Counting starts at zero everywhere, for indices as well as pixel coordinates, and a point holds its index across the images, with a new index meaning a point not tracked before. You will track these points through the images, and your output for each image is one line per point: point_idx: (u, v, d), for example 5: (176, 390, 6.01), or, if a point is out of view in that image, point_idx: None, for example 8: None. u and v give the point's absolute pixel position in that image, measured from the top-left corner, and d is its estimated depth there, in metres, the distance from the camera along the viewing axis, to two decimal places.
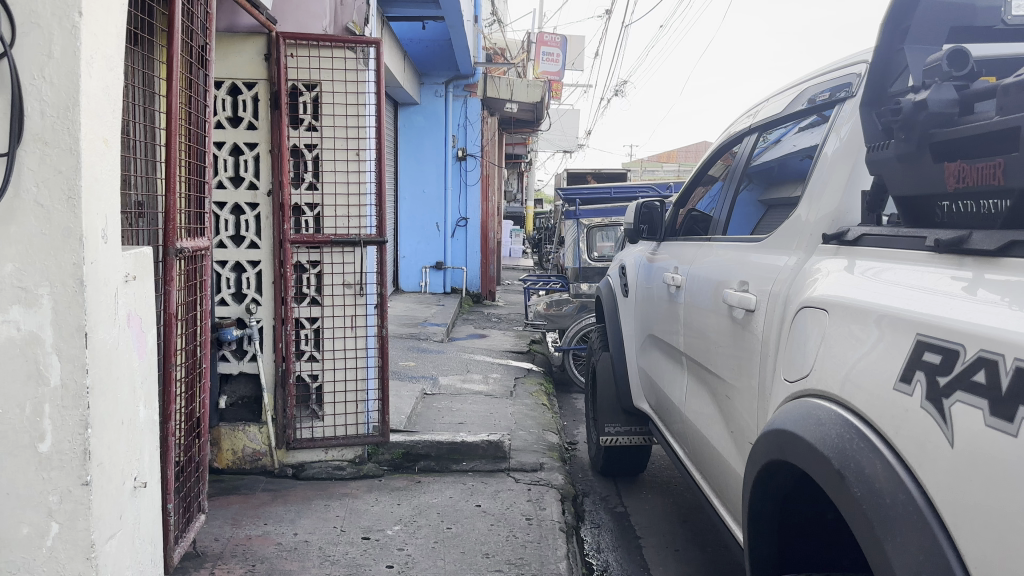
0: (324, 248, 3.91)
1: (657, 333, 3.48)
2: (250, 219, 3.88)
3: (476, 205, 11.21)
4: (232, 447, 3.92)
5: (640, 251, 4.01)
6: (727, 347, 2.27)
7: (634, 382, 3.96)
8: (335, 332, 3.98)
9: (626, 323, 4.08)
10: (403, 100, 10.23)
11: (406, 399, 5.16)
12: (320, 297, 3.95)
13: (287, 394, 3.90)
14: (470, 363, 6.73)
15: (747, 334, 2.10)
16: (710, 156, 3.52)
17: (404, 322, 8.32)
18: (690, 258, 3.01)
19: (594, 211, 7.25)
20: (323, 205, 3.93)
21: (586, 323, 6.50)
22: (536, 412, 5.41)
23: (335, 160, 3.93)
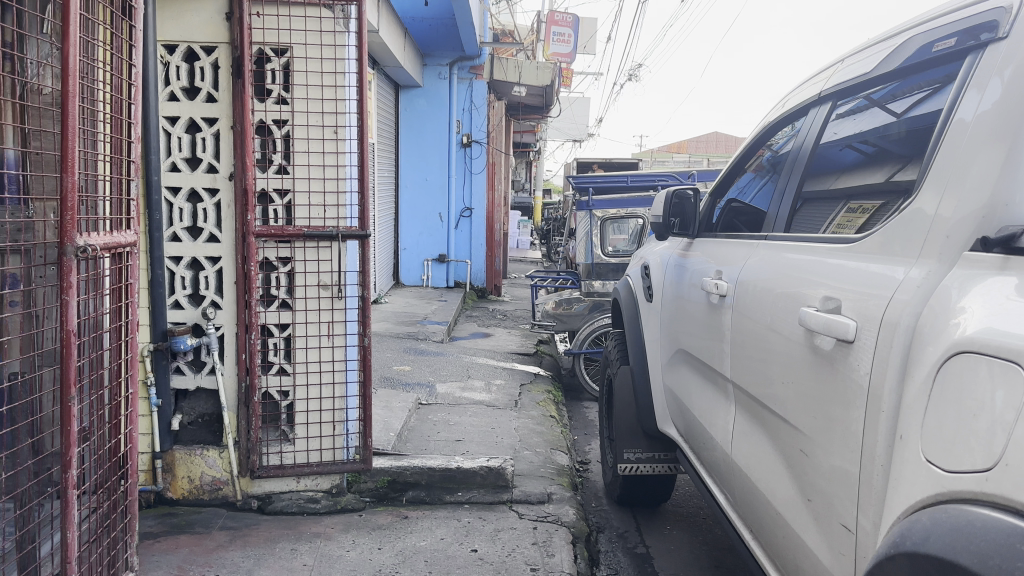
0: (296, 243, 3.32)
1: (689, 348, 2.88)
2: (208, 207, 3.31)
3: (481, 194, 10.34)
4: (188, 474, 3.38)
5: (667, 248, 3.43)
6: (805, 379, 1.70)
7: (658, 401, 3.38)
8: (309, 339, 3.38)
9: (648, 331, 3.49)
10: (403, 82, 9.64)
11: (397, 411, 4.58)
12: (291, 299, 3.35)
13: (251, 414, 3.32)
14: (471, 367, 6.15)
15: (840, 375, 1.52)
16: (754, 138, 2.96)
17: (402, 319, 7.74)
18: (736, 259, 2.42)
19: (609, 201, 6.49)
20: (295, 191, 3.33)
21: (598, 324, 5.93)
22: (544, 426, 4.82)
23: (310, 138, 3.33)
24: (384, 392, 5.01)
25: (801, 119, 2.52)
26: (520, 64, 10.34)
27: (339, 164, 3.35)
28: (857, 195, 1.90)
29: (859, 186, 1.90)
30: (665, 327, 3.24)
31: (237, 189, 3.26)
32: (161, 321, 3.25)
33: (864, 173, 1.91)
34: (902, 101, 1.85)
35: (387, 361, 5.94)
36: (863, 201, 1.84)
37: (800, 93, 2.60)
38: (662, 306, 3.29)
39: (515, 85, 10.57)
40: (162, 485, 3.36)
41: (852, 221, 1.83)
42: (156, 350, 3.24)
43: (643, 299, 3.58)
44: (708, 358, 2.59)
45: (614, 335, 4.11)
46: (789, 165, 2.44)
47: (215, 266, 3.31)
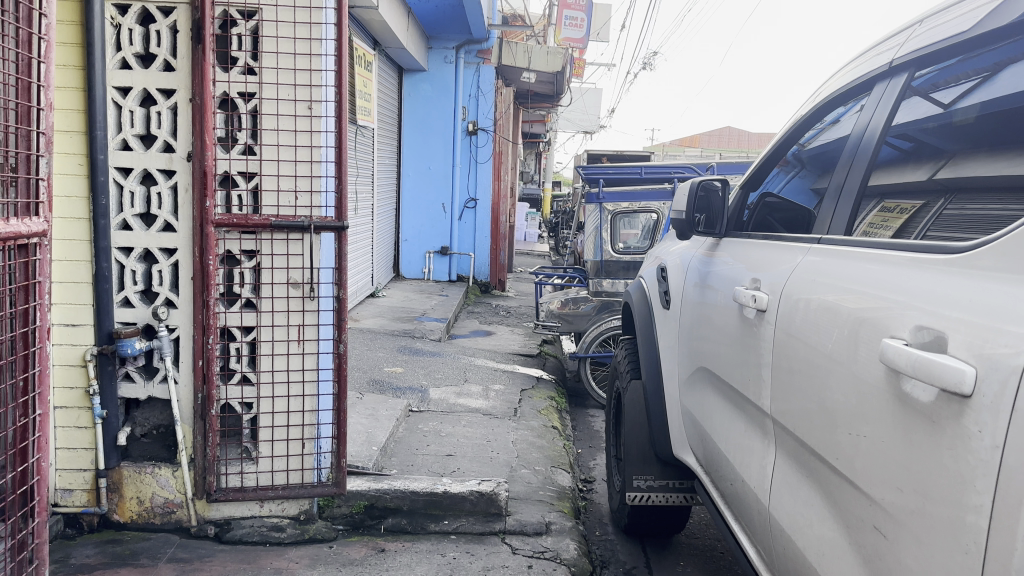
0: (263, 234, 2.90)
1: (714, 370, 2.45)
2: (163, 191, 2.89)
3: (486, 184, 9.88)
4: (137, 495, 2.98)
5: (688, 248, 2.99)
6: (892, 435, 1.27)
7: (674, 424, 2.95)
8: (277, 345, 2.96)
9: (663, 343, 3.06)
10: (407, 65, 9.20)
11: (383, 420, 4.15)
12: (258, 298, 2.94)
13: (208, 429, 2.91)
14: (469, 369, 5.72)
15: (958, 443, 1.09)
16: (793, 124, 2.53)
17: (398, 315, 7.30)
18: (777, 265, 2.00)
19: (620, 193, 5.93)
20: (262, 173, 2.91)
21: (607, 327, 5.56)
22: (545, 439, 4.40)
23: (280, 115, 2.91)
24: (371, 397, 4.59)
25: (861, 96, 2.09)
26: (529, 48, 9.84)
27: (313, 144, 2.93)
28: (891, 192, 1.78)
29: (892, 183, 1.78)
30: (684, 340, 2.81)
31: (195, 172, 2.85)
32: (108, 322, 2.85)
33: (896, 170, 1.80)
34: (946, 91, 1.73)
35: (378, 362, 5.51)
36: (895, 200, 1.74)
37: (856, 68, 2.17)
38: (681, 316, 2.86)
39: (525, 70, 10.06)
40: (107, 506, 2.96)
41: (888, 222, 1.70)
42: (101, 354, 2.84)
43: (658, 305, 3.15)
44: (738, 385, 2.16)
45: (624, 342, 3.67)
46: (844, 156, 2.01)
47: (171, 260, 2.90)
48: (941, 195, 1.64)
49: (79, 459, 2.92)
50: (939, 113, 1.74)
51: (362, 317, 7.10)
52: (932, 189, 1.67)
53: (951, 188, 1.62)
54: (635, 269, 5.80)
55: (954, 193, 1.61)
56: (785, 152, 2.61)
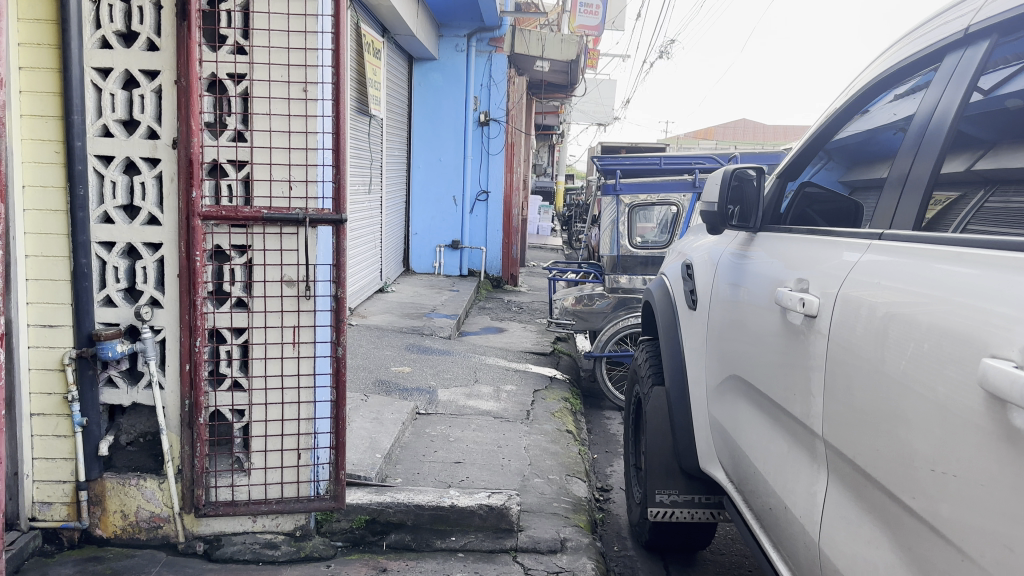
0: (254, 228, 2.67)
1: (749, 378, 2.20)
2: (147, 181, 2.67)
3: (498, 176, 9.62)
4: (121, 508, 2.77)
5: (717, 244, 2.74)
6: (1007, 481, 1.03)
7: (701, 434, 2.70)
8: (270, 348, 2.74)
9: (689, 346, 2.82)
10: (417, 53, 8.95)
11: (388, 425, 3.92)
12: (250, 297, 2.72)
13: (196, 438, 2.70)
14: (480, 369, 5.48)
15: None
16: (837, 110, 2.27)
17: (407, 312, 7.07)
18: (826, 264, 1.76)
19: (638, 184, 5.61)
20: (253, 162, 2.69)
21: (624, 325, 5.33)
22: (559, 444, 4.16)
23: (273, 98, 2.68)
24: (376, 399, 4.36)
25: (923, 72, 1.83)
26: (542, 35, 9.36)
27: (309, 129, 2.70)
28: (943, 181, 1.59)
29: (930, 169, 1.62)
30: (713, 344, 2.56)
31: (181, 160, 2.62)
32: (88, 322, 2.64)
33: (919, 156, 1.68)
34: (988, 75, 1.56)
35: (385, 361, 5.28)
36: (929, 192, 1.60)
37: (913, 42, 1.91)
38: (710, 317, 2.61)
39: (538, 60, 9.72)
40: (88, 520, 2.75)
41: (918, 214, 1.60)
42: (80, 358, 2.63)
43: (684, 305, 2.90)
44: (778, 397, 1.92)
45: (644, 343, 3.42)
46: (907, 143, 1.76)
47: (156, 256, 2.69)
48: (981, 187, 1.51)
49: (58, 470, 2.71)
50: (978, 101, 1.57)
51: (370, 313, 6.86)
52: (981, 180, 1.51)
53: (992, 179, 1.49)
54: (653, 264, 5.55)
55: (995, 184, 1.48)
56: (826, 140, 2.36)
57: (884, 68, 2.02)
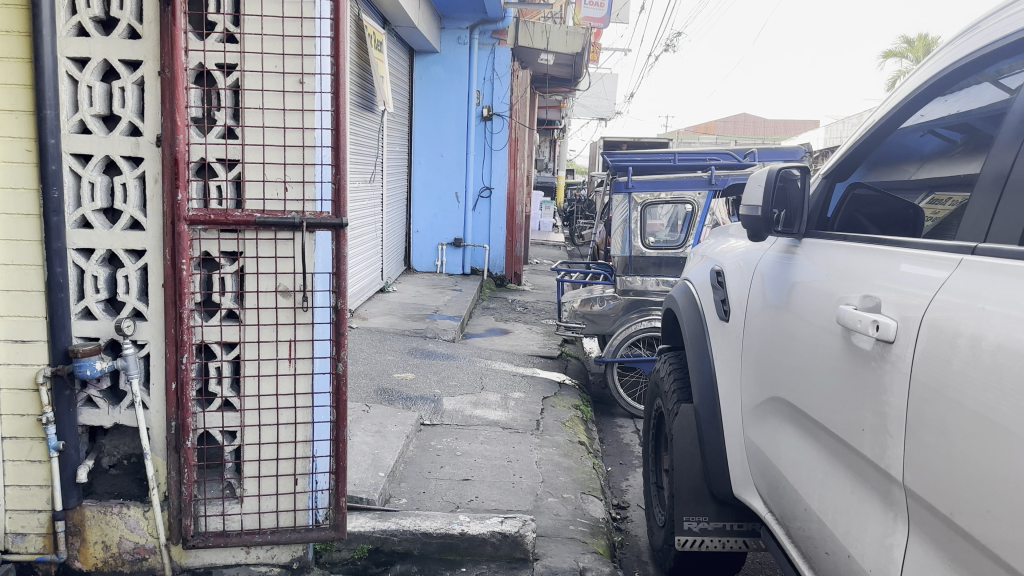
0: (246, 233, 2.44)
1: (798, 402, 1.97)
2: (128, 182, 2.44)
3: (501, 172, 9.41)
4: (102, 539, 2.54)
5: (753, 250, 2.51)
6: None
7: (735, 458, 2.48)
8: (263, 364, 2.51)
9: (720, 361, 2.58)
10: (418, 45, 8.70)
11: (392, 439, 3.69)
12: (241, 309, 2.48)
13: (183, 464, 2.47)
14: (486, 374, 5.25)
15: None
16: (888, 112, 2.05)
17: (408, 313, 6.83)
18: (900, 282, 1.53)
19: (652, 182, 5.38)
20: (245, 161, 2.45)
21: (636, 330, 5.13)
22: (572, 457, 3.93)
23: (266, 91, 2.44)
24: (379, 410, 4.13)
25: (995, 64, 1.66)
26: (548, 28, 9.09)
27: (306, 125, 2.47)
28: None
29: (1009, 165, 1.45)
30: (751, 361, 2.33)
31: (165, 159, 2.38)
32: (65, 336, 2.41)
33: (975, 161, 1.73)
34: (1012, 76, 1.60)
35: (387, 367, 5.05)
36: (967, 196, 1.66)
37: (977, 34, 1.70)
38: (747, 330, 2.37)
39: (542, 53, 9.47)
40: (66, 552, 2.53)
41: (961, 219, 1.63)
42: (55, 376, 2.40)
43: (713, 315, 2.67)
44: (840, 430, 1.68)
45: (665, 353, 3.19)
46: (1004, 139, 1.53)
47: (139, 264, 2.46)
48: None
49: (33, 498, 2.49)
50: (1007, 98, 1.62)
51: (370, 315, 6.62)
52: None
53: None
54: (666, 264, 5.32)
55: None
56: (880, 142, 2.13)
57: (950, 61, 1.79)
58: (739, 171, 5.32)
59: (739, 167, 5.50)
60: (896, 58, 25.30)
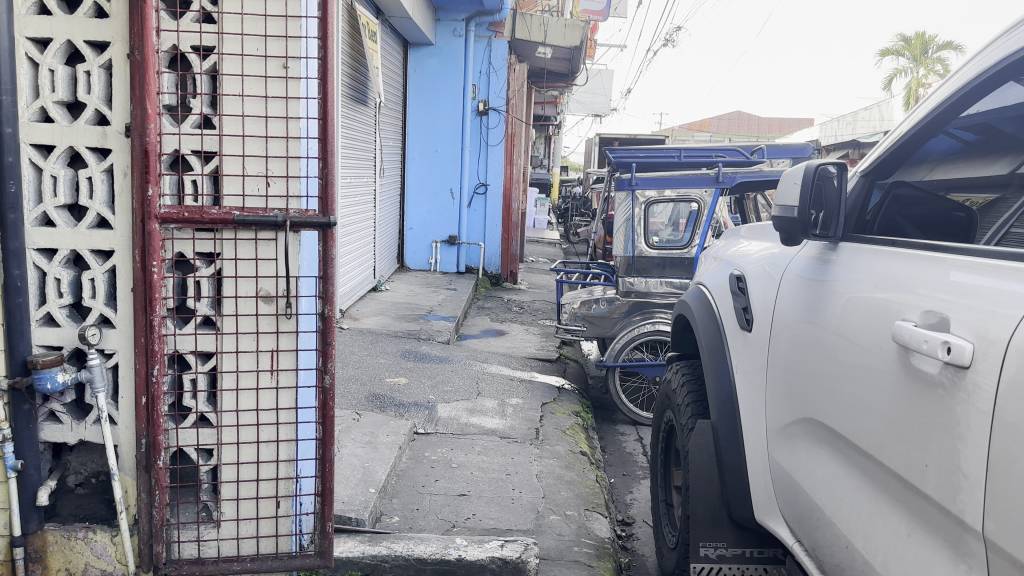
0: (224, 232, 2.22)
1: (837, 427, 1.76)
2: (95, 176, 2.22)
3: (497, 168, 9.17)
4: (66, 566, 2.33)
5: (780, 255, 2.31)
6: None
7: (757, 481, 2.27)
8: (242, 377, 2.30)
9: (741, 375, 2.38)
10: (412, 37, 8.47)
11: (384, 450, 3.47)
12: (218, 316, 2.27)
13: (154, 485, 2.25)
14: (483, 379, 5.04)
15: None
16: (906, 131, 1.94)
17: (401, 313, 6.60)
18: (971, 299, 1.33)
19: (656, 178, 5.19)
20: (223, 153, 2.23)
21: (639, 333, 4.91)
22: (574, 469, 3.72)
23: (246, 76, 2.22)
24: (370, 418, 3.91)
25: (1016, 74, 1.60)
26: (546, 20, 8.80)
27: (290, 114, 2.25)
28: None
29: None
30: (778, 377, 2.13)
31: (134, 150, 2.16)
32: (24, 346, 2.19)
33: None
34: None
35: (379, 371, 4.83)
36: None
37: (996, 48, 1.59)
38: (774, 343, 2.17)
39: (539, 46, 9.24)
40: None
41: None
42: (13, 389, 2.18)
43: (734, 326, 2.47)
44: (896, 463, 1.48)
45: (677, 363, 2.99)
46: None
47: (106, 265, 2.24)
48: None
49: None
50: None
51: (362, 315, 6.40)
52: None
53: None
54: (670, 265, 5.11)
55: None
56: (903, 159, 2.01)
57: (969, 77, 1.67)
58: (746, 168, 5.13)
59: (746, 164, 5.29)
60: (893, 56, 25.10)
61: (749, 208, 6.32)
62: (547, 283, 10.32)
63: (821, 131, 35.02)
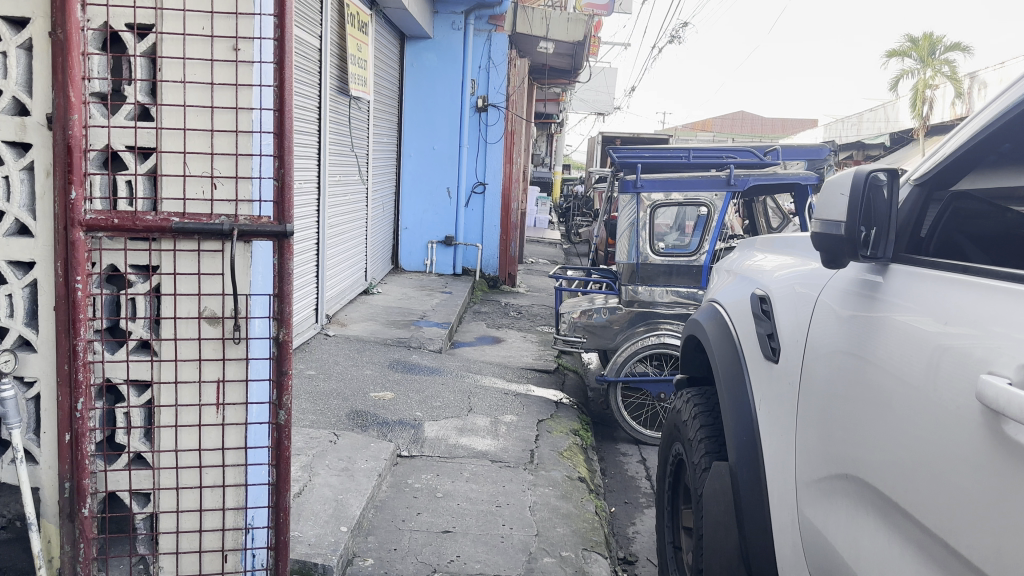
0: (162, 243, 1.90)
1: (890, 494, 1.44)
2: (11, 175, 1.88)
3: (496, 167, 8.83)
4: None
5: (813, 275, 1.98)
6: None
7: (781, 538, 1.94)
8: (185, 410, 1.98)
9: (765, 412, 2.06)
10: (409, 30, 8.15)
11: (361, 479, 3.14)
12: (156, 339, 1.95)
13: (79, 538, 1.92)
14: (476, 392, 4.71)
15: None
16: (959, 146, 1.63)
17: (392, 319, 6.27)
18: None
19: (663, 181, 4.78)
20: (161, 150, 1.90)
21: (642, 346, 4.58)
22: (572, 499, 3.40)
23: (188, 59, 1.88)
24: (349, 439, 3.58)
25: None
26: (547, 14, 8.49)
27: (240, 105, 1.92)
28: None
29: None
30: (816, 420, 1.80)
31: (57, 146, 1.82)
32: None
33: None
34: None
35: (364, 384, 4.51)
36: None
37: None
38: (808, 379, 1.85)
39: (541, 41, 8.91)
40: None
41: None
42: None
43: (758, 354, 2.15)
44: (986, 560, 1.15)
45: (688, 390, 2.66)
46: None
47: (26, 280, 1.89)
48: None
49: None
50: None
51: (351, 320, 6.07)
52: None
53: None
54: (677, 273, 4.78)
55: None
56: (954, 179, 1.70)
57: None
58: (760, 171, 4.79)
59: (759, 167, 4.96)
60: (900, 57, 24.74)
61: (758, 212, 6.00)
62: (547, 286, 9.99)
63: (826, 131, 34.69)
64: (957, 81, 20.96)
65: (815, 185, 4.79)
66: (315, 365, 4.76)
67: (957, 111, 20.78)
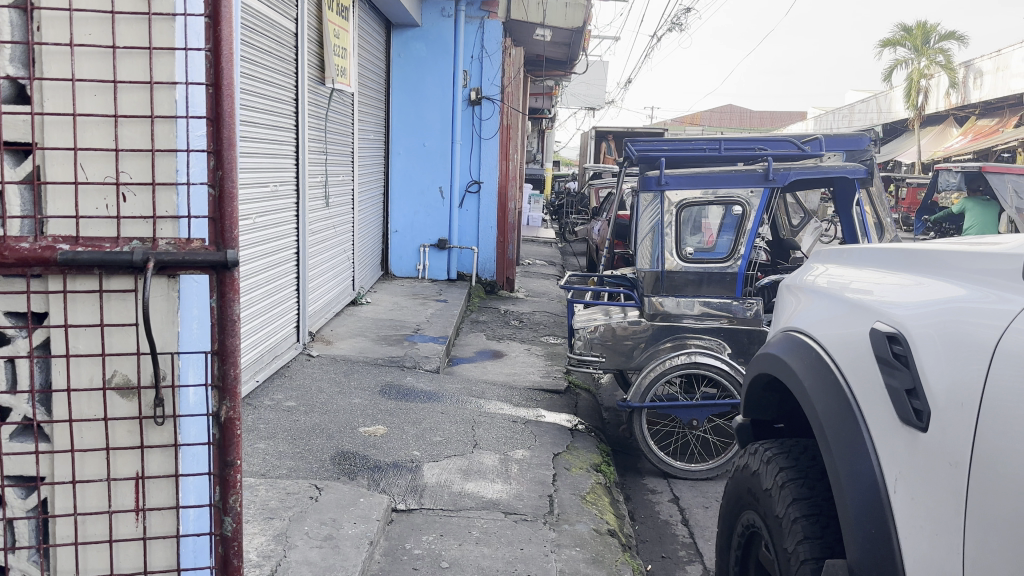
0: (51, 281, 1.31)
1: None
2: None
3: (491, 164, 8.24)
4: None
5: (975, 309, 1.43)
6: None
7: None
8: (90, 519, 1.39)
9: (905, 497, 1.49)
10: (394, 17, 7.56)
11: (348, 551, 2.53)
12: (45, 421, 1.36)
13: None
14: (480, 422, 4.11)
15: None
16: None
17: (383, 334, 5.66)
18: None
19: (690, 176, 4.21)
20: (40, 146, 1.30)
21: (669, 367, 3.97)
22: (606, 562, 2.80)
23: (76, 12, 1.29)
24: (334, 492, 2.97)
25: None
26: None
27: (156, 79, 1.32)
28: None
29: None
30: (1006, 529, 1.23)
31: None
32: None
33: None
34: None
35: (351, 417, 3.91)
36: None
37: None
38: (986, 464, 1.28)
39: (538, 27, 8.31)
40: None
41: None
42: None
43: (888, 416, 1.58)
44: None
45: (766, 445, 2.09)
46: None
47: None
48: None
49: None
50: None
51: (337, 337, 5.46)
52: None
53: None
54: (708, 282, 4.22)
55: None
56: None
57: None
58: (799, 164, 4.23)
59: (798, 158, 4.42)
60: (894, 47, 24.34)
61: (782, 211, 5.47)
62: (547, 290, 9.41)
63: (818, 123, 34.29)
64: (952, 70, 20.57)
65: (862, 179, 4.21)
66: (295, 395, 4.14)
67: (951, 101, 20.42)
